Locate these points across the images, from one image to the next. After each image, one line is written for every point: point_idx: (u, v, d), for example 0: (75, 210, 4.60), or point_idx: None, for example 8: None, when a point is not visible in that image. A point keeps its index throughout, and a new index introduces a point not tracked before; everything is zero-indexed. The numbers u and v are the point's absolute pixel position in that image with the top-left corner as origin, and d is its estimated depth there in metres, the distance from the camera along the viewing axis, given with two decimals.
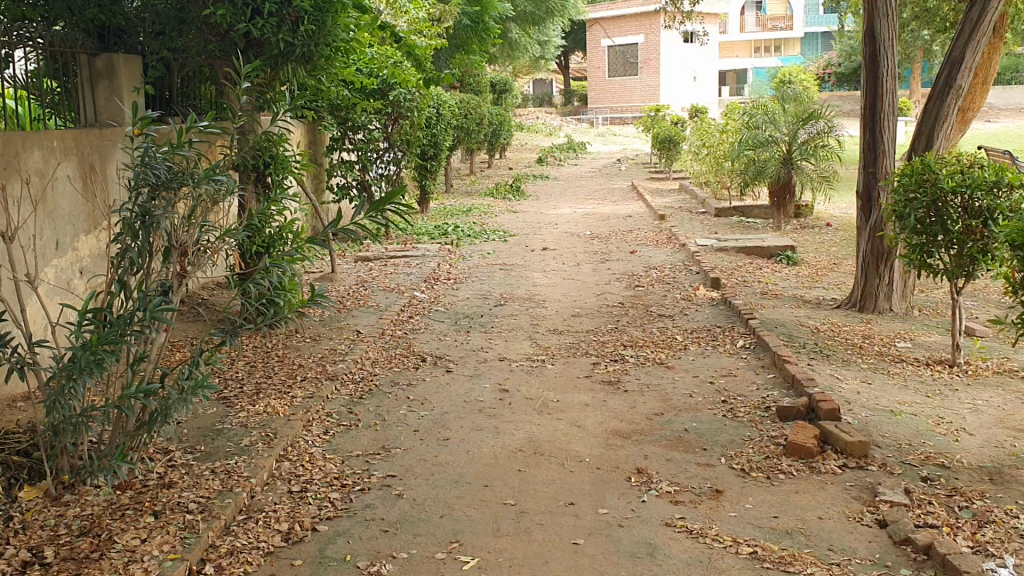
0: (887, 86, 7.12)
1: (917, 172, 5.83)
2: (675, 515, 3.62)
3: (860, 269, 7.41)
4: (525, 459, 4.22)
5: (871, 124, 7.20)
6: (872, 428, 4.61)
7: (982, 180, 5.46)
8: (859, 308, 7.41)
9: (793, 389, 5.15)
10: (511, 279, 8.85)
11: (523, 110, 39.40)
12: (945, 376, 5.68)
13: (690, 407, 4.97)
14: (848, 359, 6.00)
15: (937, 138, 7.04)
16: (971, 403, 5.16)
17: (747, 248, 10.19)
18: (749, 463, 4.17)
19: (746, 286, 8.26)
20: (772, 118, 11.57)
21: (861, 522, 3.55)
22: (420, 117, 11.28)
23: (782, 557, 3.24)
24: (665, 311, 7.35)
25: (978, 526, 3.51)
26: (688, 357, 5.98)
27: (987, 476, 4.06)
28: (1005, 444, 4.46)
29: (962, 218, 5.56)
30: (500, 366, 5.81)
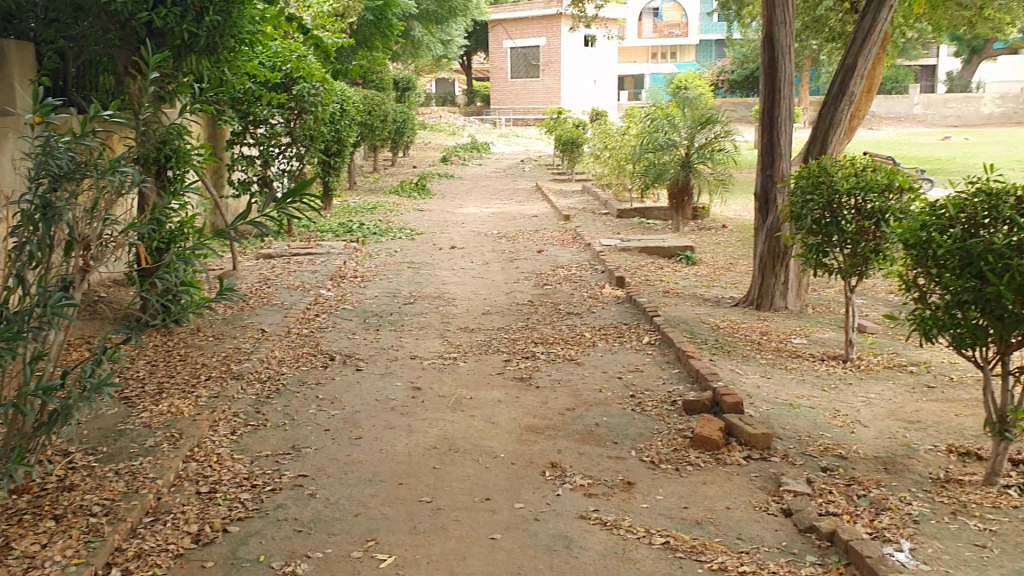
0: (784, 91, 7.36)
1: (814, 174, 6.05)
2: (590, 508, 3.67)
3: (757, 268, 7.64)
4: (440, 456, 4.21)
5: (769, 128, 7.42)
6: (775, 421, 4.77)
7: (874, 183, 5.71)
8: (756, 306, 7.64)
9: (698, 384, 5.28)
10: (418, 277, 8.81)
11: (426, 109, 39.23)
12: (838, 370, 5.92)
13: (600, 402, 5.05)
14: (748, 355, 6.19)
15: (831, 143, 7.33)
16: (864, 396, 5.39)
17: (649, 249, 10.39)
18: (658, 456, 4.27)
19: (649, 285, 8.43)
20: (672, 122, 11.82)
21: (767, 511, 3.67)
22: (324, 112, 11.14)
23: (693, 546, 3.33)
24: (572, 309, 7.44)
25: (876, 513, 3.68)
26: (597, 353, 6.07)
27: (882, 466, 4.26)
28: (898, 436, 4.68)
29: (855, 219, 5.79)
30: (410, 364, 5.79)
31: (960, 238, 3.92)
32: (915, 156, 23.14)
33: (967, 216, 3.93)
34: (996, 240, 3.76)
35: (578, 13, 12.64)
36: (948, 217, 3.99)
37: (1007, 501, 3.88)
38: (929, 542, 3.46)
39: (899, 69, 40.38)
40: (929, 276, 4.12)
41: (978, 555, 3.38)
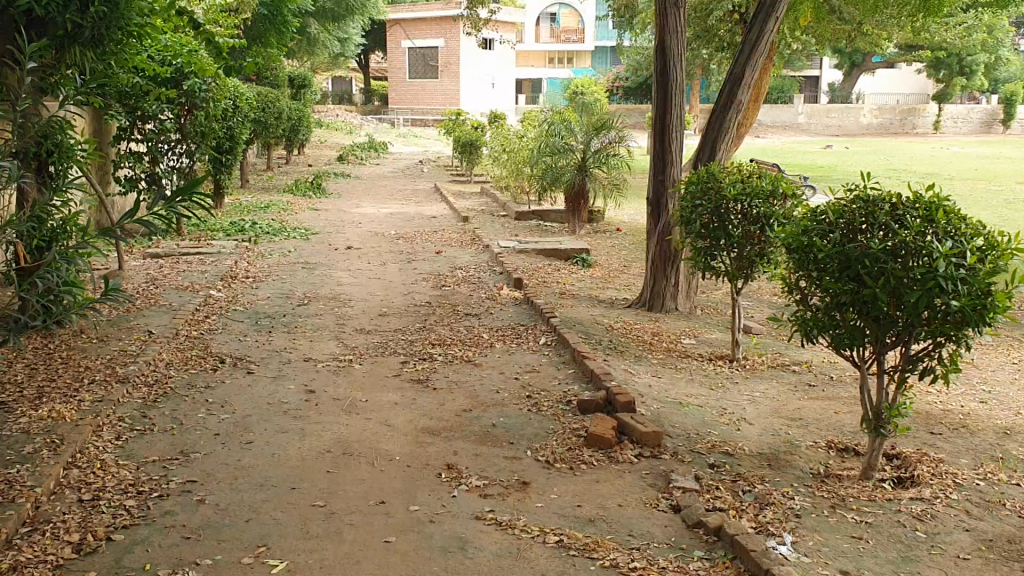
0: (676, 99, 7.54)
1: (703, 180, 6.23)
2: (485, 508, 3.69)
3: (649, 271, 7.81)
4: (334, 460, 4.17)
5: (661, 134, 7.60)
6: (665, 419, 4.89)
7: (759, 189, 5.92)
8: (648, 307, 7.82)
9: (592, 384, 5.37)
10: (313, 278, 8.69)
11: (322, 108, 38.65)
12: (726, 370, 6.10)
13: (497, 403, 5.08)
14: (641, 355, 6.33)
15: (720, 150, 7.56)
16: (750, 395, 5.57)
17: (545, 251, 10.50)
18: (553, 455, 4.32)
19: (546, 287, 8.52)
20: (568, 127, 11.94)
21: (657, 508, 3.76)
22: (217, 109, 10.89)
23: (586, 544, 3.38)
24: (470, 310, 7.45)
25: (760, 508, 3.82)
26: (494, 355, 6.10)
27: (766, 462, 4.42)
28: (781, 432, 4.86)
29: (741, 224, 6.00)
30: (304, 366, 5.70)
31: (839, 242, 4.10)
32: (798, 164, 24.07)
33: (846, 222, 4.12)
34: (873, 245, 3.96)
35: (476, 16, 12.70)
36: (828, 223, 4.18)
37: (881, 495, 4.08)
38: (809, 535, 3.61)
39: (785, 79, 41.84)
40: (810, 279, 4.29)
41: (854, 547, 3.55)
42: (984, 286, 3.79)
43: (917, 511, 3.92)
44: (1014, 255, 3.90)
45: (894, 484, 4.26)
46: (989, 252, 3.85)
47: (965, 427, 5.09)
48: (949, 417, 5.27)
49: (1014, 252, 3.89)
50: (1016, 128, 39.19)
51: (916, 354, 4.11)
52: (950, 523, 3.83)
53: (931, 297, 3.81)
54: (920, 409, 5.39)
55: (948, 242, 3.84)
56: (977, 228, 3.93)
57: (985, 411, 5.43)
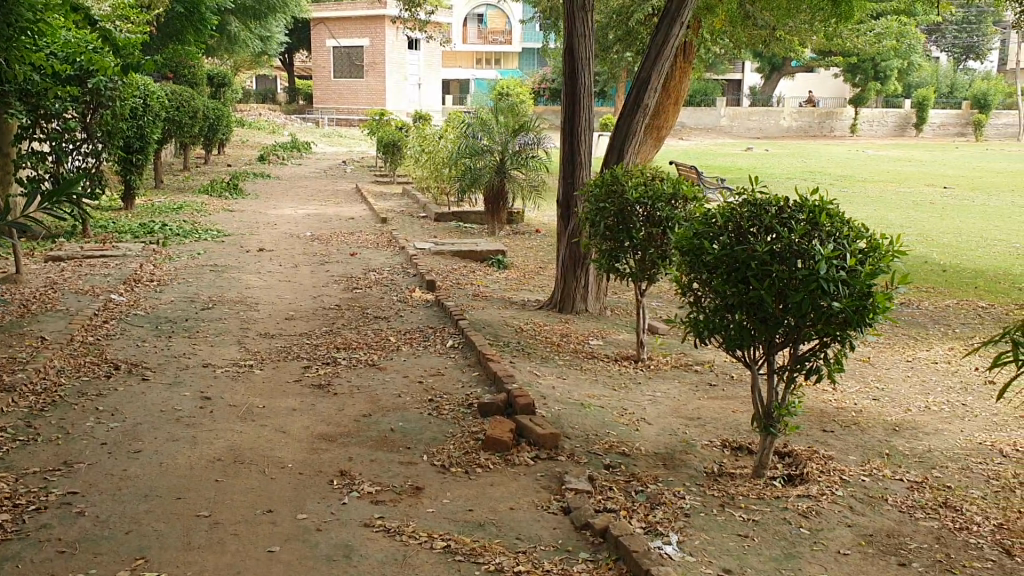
0: (585, 102, 7.60)
1: (608, 183, 6.31)
2: (374, 515, 3.66)
3: (559, 273, 7.86)
4: (224, 469, 4.09)
5: (570, 137, 7.65)
6: (565, 420, 4.93)
7: (661, 192, 6.01)
8: (559, 308, 7.87)
9: (495, 385, 5.38)
10: (221, 281, 8.53)
11: (244, 106, 37.94)
12: (630, 370, 6.16)
13: (398, 407, 5.05)
14: (547, 356, 6.36)
15: (627, 153, 7.66)
16: (651, 395, 5.63)
17: (461, 252, 10.47)
18: (449, 459, 4.31)
19: (459, 288, 8.52)
20: (486, 128, 11.97)
21: (547, 510, 3.78)
22: (123, 108, 10.66)
23: (472, 548, 3.38)
24: (379, 313, 7.40)
25: (651, 508, 3.87)
26: (400, 358, 6.07)
27: (661, 461, 4.47)
28: (678, 432, 4.93)
29: (643, 226, 6.08)
30: (202, 372, 5.58)
31: (729, 245, 4.17)
32: (718, 166, 24.52)
33: (734, 225, 4.20)
34: (759, 247, 4.03)
35: (407, 18, 12.64)
36: (718, 227, 4.24)
37: (770, 492, 4.16)
38: (696, 534, 3.67)
39: (707, 82, 42.49)
40: (701, 281, 4.35)
41: (739, 544, 3.62)
42: (865, 288, 3.91)
43: (803, 508, 4.01)
44: (894, 257, 4.04)
45: (784, 482, 4.34)
46: (871, 254, 3.97)
47: (856, 424, 5.24)
48: (842, 414, 5.40)
49: (895, 254, 4.03)
50: (928, 132, 40.52)
51: (805, 353, 4.19)
52: (833, 519, 3.92)
53: (815, 298, 3.90)
54: (815, 407, 5.52)
55: (829, 245, 3.94)
56: (860, 231, 4.06)
57: (876, 407, 5.59)
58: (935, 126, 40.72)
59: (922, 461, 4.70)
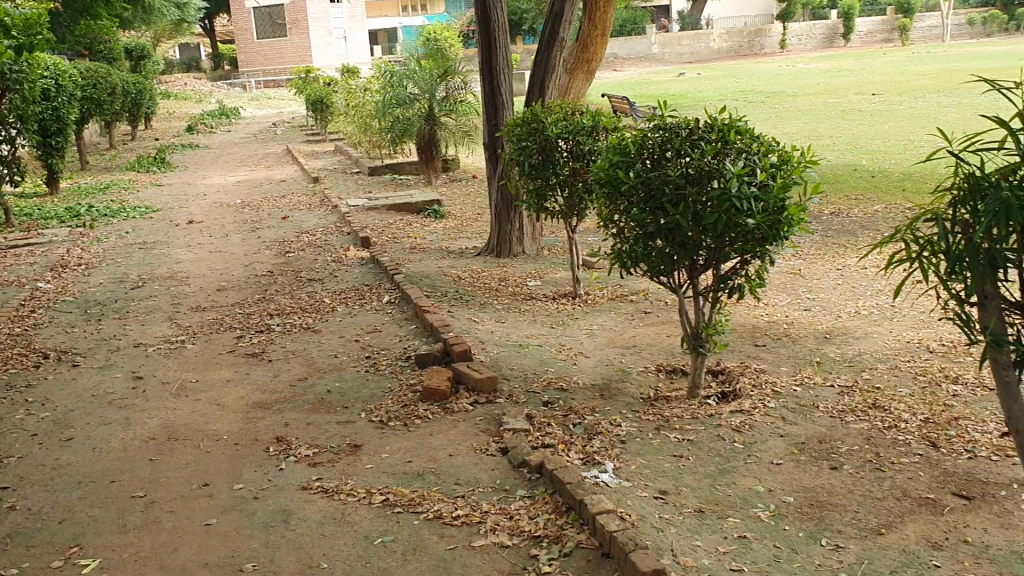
0: (500, 41, 7.51)
1: (528, 122, 6.28)
2: (311, 477, 3.65)
3: (493, 217, 7.81)
4: (158, 447, 4.04)
5: (490, 78, 7.55)
6: (503, 363, 4.94)
7: (581, 126, 5.97)
8: (496, 253, 7.84)
9: (431, 336, 5.36)
10: (150, 259, 8.36)
11: (168, 77, 36.90)
12: (568, 307, 6.18)
13: (334, 367, 5.02)
14: (485, 302, 6.35)
15: (548, 88, 7.58)
16: (589, 328, 5.67)
17: (396, 205, 10.37)
18: (386, 414, 4.30)
19: (395, 243, 8.44)
20: (411, 75, 11.73)
21: (485, 453, 3.80)
22: (32, 89, 10.29)
23: (411, 499, 3.39)
24: (313, 275, 7.31)
25: (589, 439, 3.92)
26: (335, 319, 6.01)
27: (599, 392, 4.51)
28: (616, 362, 4.97)
29: (567, 162, 6.05)
30: (133, 353, 5.49)
31: (644, 172, 4.14)
32: (649, 94, 24.44)
33: (649, 153, 4.18)
34: (673, 172, 4.02)
35: None
36: (633, 156, 4.22)
37: (704, 411, 4.22)
38: (633, 459, 3.72)
39: (634, 10, 42.08)
40: (621, 213, 4.33)
41: (675, 465, 3.68)
42: (778, 203, 3.95)
43: (737, 423, 4.07)
44: (806, 167, 4.07)
45: (718, 400, 4.41)
46: (783, 168, 4.00)
47: (787, 336, 5.33)
48: (773, 327, 5.50)
49: (806, 165, 4.06)
50: (855, 40, 40.72)
51: (728, 272, 4.22)
52: (766, 431, 4.00)
53: (730, 217, 3.91)
54: (747, 323, 5.61)
55: (739, 163, 3.95)
56: (770, 145, 4.07)
57: (807, 318, 5.68)
58: (862, 34, 40.93)
59: (852, 365, 4.80)
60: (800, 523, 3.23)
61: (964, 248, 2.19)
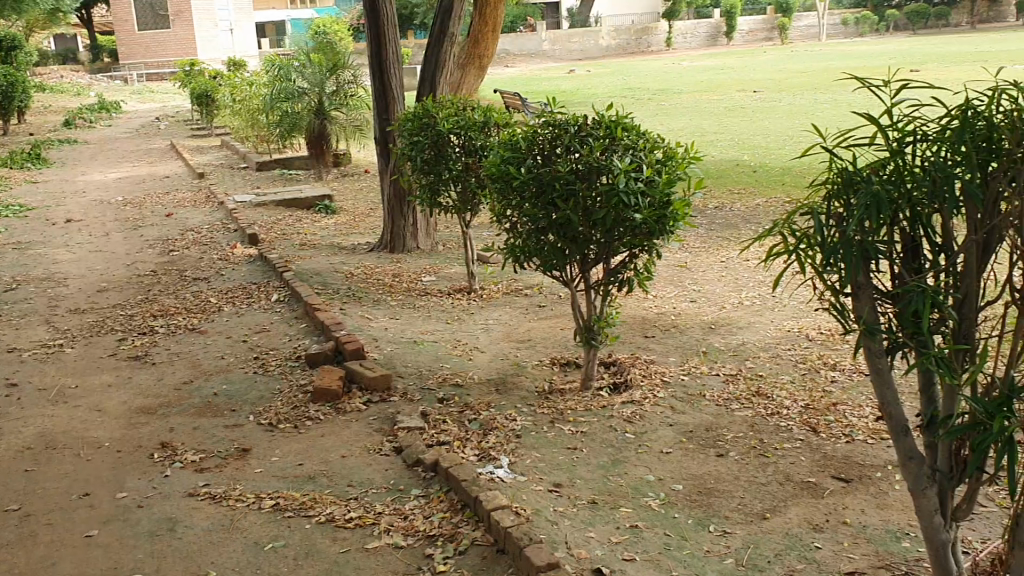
0: (390, 35, 7.45)
1: (419, 117, 6.25)
2: (199, 483, 3.54)
3: (386, 213, 7.73)
4: (34, 457, 3.86)
5: (380, 72, 7.47)
6: (396, 361, 4.90)
7: (472, 122, 5.99)
8: (389, 249, 7.77)
9: (323, 335, 5.27)
10: (24, 259, 7.97)
11: (42, 69, 35.24)
12: (462, 302, 6.16)
13: (221, 369, 4.89)
14: (378, 299, 6.28)
15: (439, 83, 7.55)
16: (483, 323, 5.67)
17: (286, 201, 10.16)
18: (277, 416, 4.20)
19: (285, 239, 8.28)
20: (299, 69, 11.51)
21: (379, 453, 3.75)
22: None
23: (302, 503, 3.33)
24: (199, 274, 7.09)
25: (483, 435, 3.92)
26: (222, 319, 5.85)
27: (493, 387, 4.51)
28: (510, 356, 4.99)
29: (459, 157, 6.03)
30: (6, 359, 5.22)
31: (534, 168, 4.16)
32: (539, 90, 24.61)
33: (539, 149, 4.20)
34: (562, 168, 4.05)
35: None
36: (524, 152, 4.23)
37: (597, 403, 4.27)
38: (528, 453, 3.74)
39: (525, 7, 42.30)
40: (512, 208, 4.33)
41: (568, 458, 3.71)
42: (664, 198, 4.02)
43: (628, 414, 4.14)
44: (690, 163, 4.16)
45: (611, 391, 4.47)
46: (668, 164, 4.08)
47: (675, 327, 5.44)
48: (662, 319, 5.61)
49: (690, 161, 4.15)
50: (737, 39, 41.92)
51: (618, 266, 4.29)
52: (656, 421, 4.07)
53: (618, 213, 3.96)
54: (638, 315, 5.71)
55: (626, 159, 4.01)
56: (656, 142, 4.15)
57: (695, 309, 5.82)
58: (744, 33, 42.16)
59: (737, 354, 4.94)
60: (689, 511, 3.30)
61: (838, 241, 2.24)
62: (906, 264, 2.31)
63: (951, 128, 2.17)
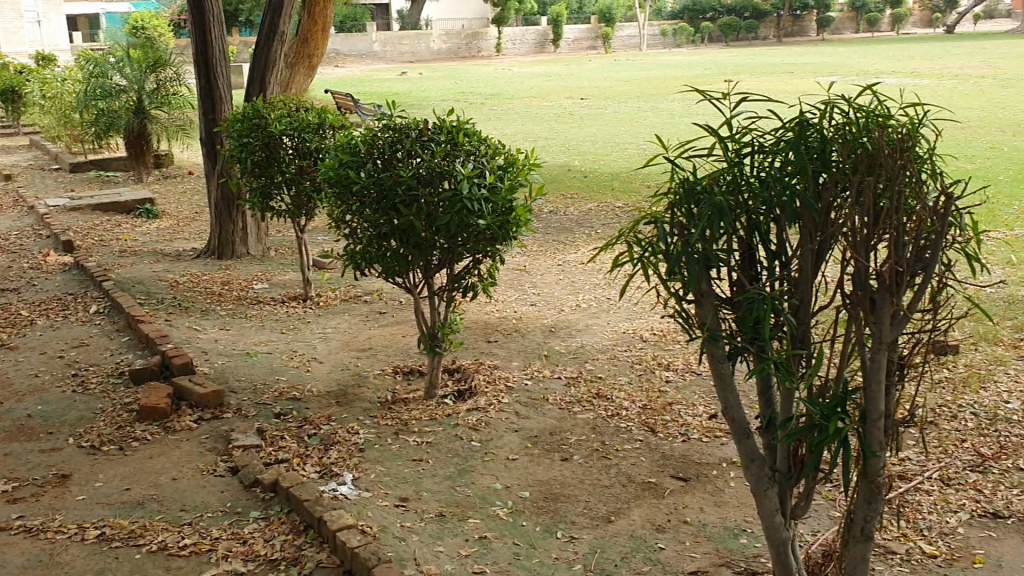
0: (216, 31, 7.13)
1: (249, 118, 6.01)
2: (12, 516, 3.25)
3: (214, 218, 7.40)
4: None
5: (205, 70, 7.13)
6: (229, 374, 4.68)
7: (306, 124, 5.81)
8: (218, 255, 7.44)
9: (148, 349, 4.97)
10: None
11: None
12: (297, 311, 5.96)
13: (35, 388, 4.52)
14: (208, 308, 6.00)
15: (270, 84, 7.29)
16: (321, 332, 5.50)
17: (103, 205, 9.57)
18: (99, 438, 3.92)
19: (103, 246, 7.79)
20: (116, 64, 10.84)
21: (213, 474, 3.56)
22: None
23: (131, 531, 3.11)
24: (8, 284, 6.56)
25: (324, 450, 3.79)
26: (35, 333, 5.42)
27: (334, 399, 4.38)
28: (350, 366, 4.86)
29: (293, 160, 5.82)
30: None
31: (375, 172, 4.04)
32: (371, 91, 24.30)
33: (379, 152, 4.08)
34: (404, 172, 3.96)
35: None
36: (363, 155, 4.10)
37: (441, 412, 4.21)
38: (372, 467, 3.65)
39: (354, 8, 41.66)
40: (350, 212, 4.19)
41: (414, 470, 3.64)
42: (507, 203, 4.02)
43: (473, 422, 4.10)
44: (531, 170, 4.18)
45: (455, 399, 4.42)
46: (509, 169, 4.07)
47: (516, 331, 5.46)
48: (503, 323, 5.62)
49: (531, 168, 4.17)
50: (564, 46, 42.83)
51: (461, 272, 4.25)
52: (501, 427, 4.06)
53: (461, 218, 3.92)
54: (479, 320, 5.69)
55: (469, 165, 3.97)
56: (497, 148, 4.14)
57: (534, 312, 5.86)
58: (570, 41, 43.14)
59: (577, 356, 5.00)
60: (536, 518, 3.30)
61: (682, 249, 2.27)
62: (744, 272, 2.34)
63: (785, 140, 2.24)
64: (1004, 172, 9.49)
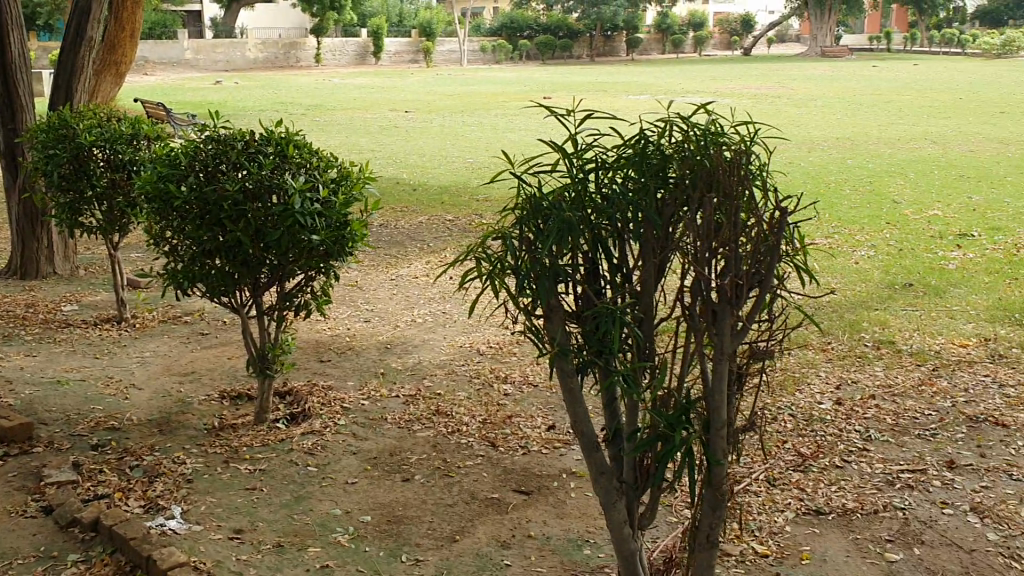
0: (14, 34, 6.61)
1: (54, 128, 5.60)
2: None
3: (15, 235, 6.87)
4: None
5: (3, 76, 6.60)
6: (38, 405, 4.32)
7: (119, 134, 5.46)
8: (20, 275, 6.90)
9: None
10: None
11: None
12: (111, 334, 5.59)
13: None
14: (11, 334, 5.54)
15: (77, 92, 6.83)
16: (139, 356, 5.18)
17: None
18: None
19: None
20: None
21: (23, 515, 3.27)
22: None
23: None
24: None
25: (148, 483, 3.56)
26: None
27: (156, 428, 4.12)
28: (173, 392, 4.59)
29: (104, 173, 5.46)
30: None
31: (198, 186, 3.83)
32: (183, 101, 23.31)
33: (202, 165, 3.87)
34: (231, 187, 3.77)
35: None
36: (184, 168, 3.87)
37: (274, 436, 4.04)
38: (202, 499, 3.45)
39: (165, 15, 39.86)
40: (170, 229, 3.96)
41: (248, 499, 3.47)
42: (341, 218, 3.92)
43: (308, 446, 3.96)
44: (365, 183, 4.10)
45: (287, 422, 4.26)
46: (343, 183, 3.98)
47: (350, 348, 5.33)
48: (336, 341, 5.48)
49: (365, 181, 4.08)
50: (384, 59, 42.55)
51: (292, 290, 4.09)
52: (338, 450, 3.94)
53: (293, 234, 3.78)
54: (310, 339, 5.53)
55: (300, 178, 3.84)
56: (329, 161, 4.04)
57: (368, 329, 5.75)
58: (392, 54, 42.94)
59: (414, 373, 4.93)
60: (379, 543, 3.21)
61: (531, 265, 2.26)
62: (589, 286, 2.35)
63: (626, 157, 2.28)
64: (805, 186, 10.14)
